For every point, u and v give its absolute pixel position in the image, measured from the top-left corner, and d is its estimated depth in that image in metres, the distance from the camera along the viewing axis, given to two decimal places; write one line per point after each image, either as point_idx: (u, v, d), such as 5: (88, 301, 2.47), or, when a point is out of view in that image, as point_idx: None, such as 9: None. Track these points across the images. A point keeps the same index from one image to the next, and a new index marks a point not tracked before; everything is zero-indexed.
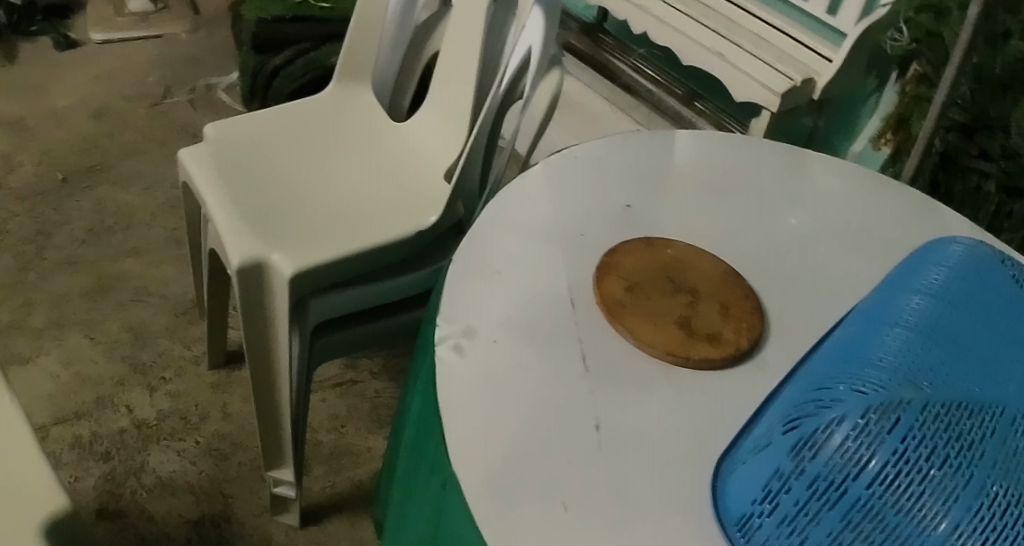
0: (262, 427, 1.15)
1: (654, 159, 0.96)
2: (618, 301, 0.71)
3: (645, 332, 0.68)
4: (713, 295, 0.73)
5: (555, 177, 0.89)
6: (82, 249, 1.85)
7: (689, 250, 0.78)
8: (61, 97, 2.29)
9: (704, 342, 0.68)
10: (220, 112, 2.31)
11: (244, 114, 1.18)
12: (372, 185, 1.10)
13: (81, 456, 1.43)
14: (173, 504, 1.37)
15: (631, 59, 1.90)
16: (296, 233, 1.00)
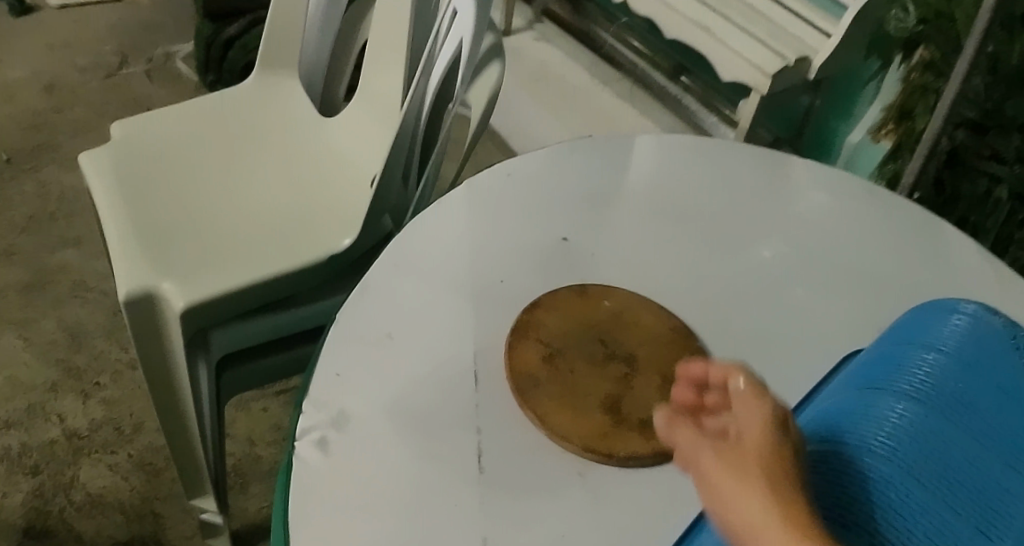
0: (178, 467, 1.03)
1: (603, 178, 0.83)
2: (531, 377, 0.59)
3: (559, 418, 0.56)
4: (653, 367, 0.61)
5: (482, 203, 0.77)
6: (20, 239, 1.66)
7: (632, 301, 0.66)
8: (10, 67, 2.04)
9: (634, 431, 0.56)
10: (177, 83, 2.04)
11: (157, 112, 1.07)
12: (291, 200, 0.98)
13: (8, 469, 1.28)
14: (102, 524, 1.23)
15: (616, 30, 1.72)
16: (194, 259, 0.89)
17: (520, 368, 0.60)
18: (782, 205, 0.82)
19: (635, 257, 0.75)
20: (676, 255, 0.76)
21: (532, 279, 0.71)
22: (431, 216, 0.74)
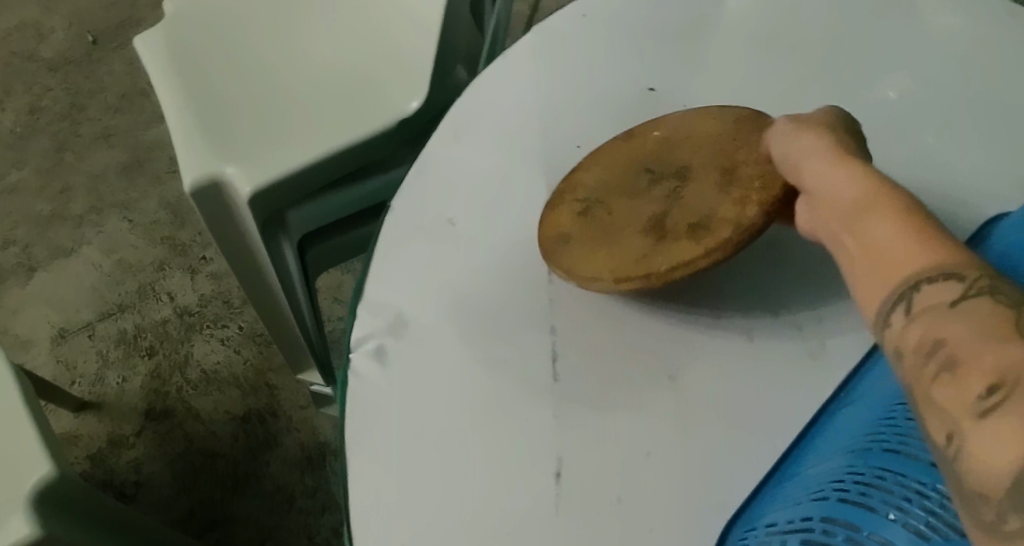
0: (292, 358, 1.07)
1: (695, 9, 0.74)
2: (562, 236, 0.59)
3: (591, 262, 0.57)
4: (710, 164, 0.59)
5: (554, 59, 0.72)
6: (116, 120, 1.66)
7: (683, 122, 0.62)
8: None
9: (682, 237, 0.55)
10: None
11: None
12: (356, 59, 0.90)
13: (127, 353, 1.35)
14: (219, 400, 1.27)
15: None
16: (260, 136, 0.84)
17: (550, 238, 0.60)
18: (906, 29, 0.71)
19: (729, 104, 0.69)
20: (775, 96, 0.69)
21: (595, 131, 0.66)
22: (496, 84, 0.71)
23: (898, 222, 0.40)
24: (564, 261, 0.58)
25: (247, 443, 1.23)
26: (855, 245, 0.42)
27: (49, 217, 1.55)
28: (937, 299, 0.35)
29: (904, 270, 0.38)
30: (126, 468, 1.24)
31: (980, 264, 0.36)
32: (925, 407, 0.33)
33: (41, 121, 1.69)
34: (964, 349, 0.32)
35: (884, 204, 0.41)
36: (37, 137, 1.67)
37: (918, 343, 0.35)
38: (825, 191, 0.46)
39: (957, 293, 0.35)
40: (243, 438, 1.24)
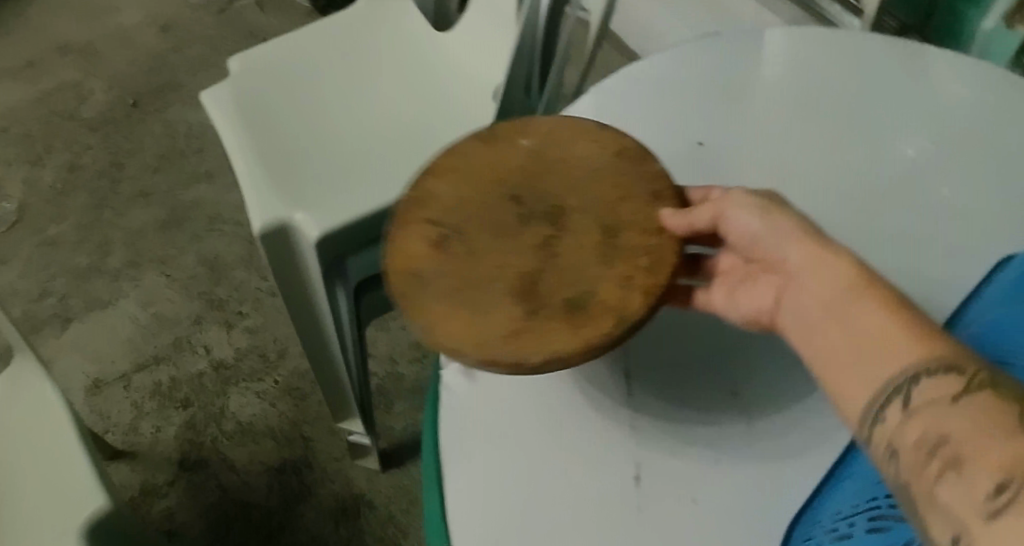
0: (335, 407, 1.10)
1: (738, 70, 0.80)
2: (414, 274, 0.59)
3: (452, 323, 0.56)
4: (590, 221, 0.61)
5: (612, 111, 0.78)
6: (155, 179, 1.72)
7: (576, 145, 0.65)
8: (130, 15, 2.04)
9: (558, 316, 0.56)
10: (288, 12, 1.96)
11: (268, 41, 1.06)
12: (417, 117, 0.97)
13: (162, 404, 1.37)
14: (254, 451, 1.29)
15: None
16: (328, 185, 0.90)
17: (402, 259, 0.60)
18: (932, 89, 0.77)
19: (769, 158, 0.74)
20: (816, 149, 0.75)
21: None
22: None
23: (887, 313, 0.45)
24: (427, 316, 0.56)
25: (282, 495, 1.25)
26: (840, 332, 0.47)
27: (86, 271, 1.59)
28: (938, 394, 0.41)
29: (897, 361, 0.44)
30: (158, 518, 1.25)
31: (971, 357, 0.42)
32: (927, 503, 0.39)
33: (81, 179, 1.75)
34: (970, 445, 0.38)
35: (860, 297, 0.47)
36: (76, 194, 1.72)
37: (922, 438, 0.41)
38: (794, 269, 0.52)
39: (958, 388, 0.41)
40: (278, 489, 1.25)
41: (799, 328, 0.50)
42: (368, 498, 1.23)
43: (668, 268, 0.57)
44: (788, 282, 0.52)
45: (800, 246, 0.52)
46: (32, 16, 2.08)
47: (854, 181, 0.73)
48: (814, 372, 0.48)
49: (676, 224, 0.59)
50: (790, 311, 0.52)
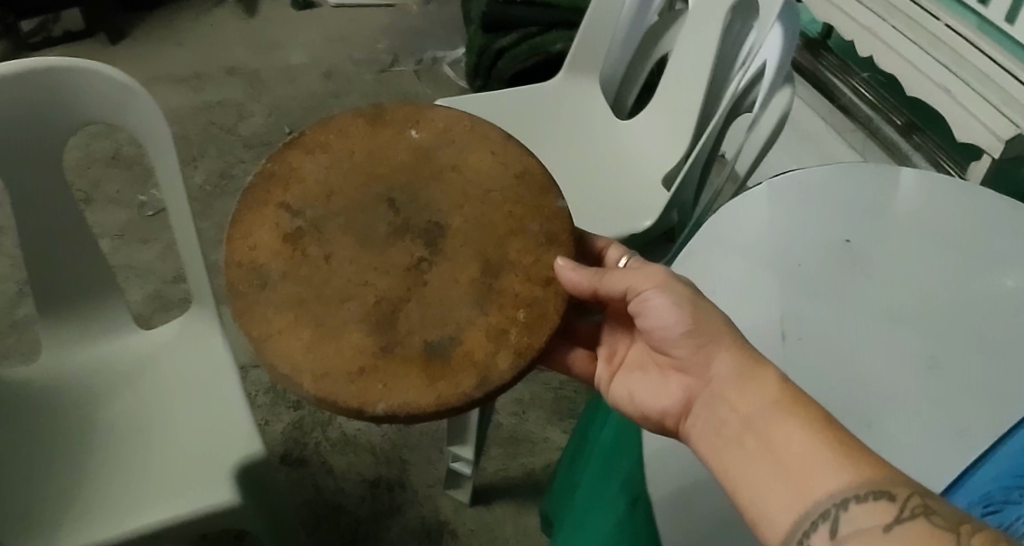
0: (451, 432, 1.22)
1: (880, 189, 0.92)
2: (262, 281, 0.75)
3: (291, 346, 0.72)
4: (473, 259, 0.77)
5: (782, 201, 0.90)
6: None
7: (450, 187, 0.82)
8: (296, 55, 2.25)
9: (400, 366, 0.71)
10: (443, 86, 2.16)
11: (476, 96, 1.30)
12: (601, 183, 1.22)
13: (273, 400, 1.47)
14: (353, 462, 1.38)
15: (853, 82, 1.61)
16: None
17: (245, 253, 0.76)
18: None
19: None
20: (939, 270, 0.85)
21: (333, 116, 0.86)
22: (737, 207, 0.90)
23: (816, 443, 0.65)
24: (263, 327, 0.72)
25: (373, 507, 1.33)
26: (779, 460, 0.67)
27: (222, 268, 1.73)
28: (867, 525, 0.59)
29: (823, 487, 0.63)
30: None
31: (895, 484, 0.60)
32: None
33: (229, 188, 1.91)
34: None
35: (791, 415, 0.68)
36: (223, 200, 1.88)
37: None
38: (728, 395, 0.73)
39: (892, 516, 0.58)
40: (370, 501, 1.33)
41: (721, 446, 0.72)
42: (452, 527, 1.31)
43: (546, 332, 0.74)
44: (717, 405, 0.74)
45: (738, 378, 0.72)
46: (211, 38, 2.30)
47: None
48: (745, 504, 0.68)
49: (569, 280, 0.76)
50: (712, 426, 0.74)
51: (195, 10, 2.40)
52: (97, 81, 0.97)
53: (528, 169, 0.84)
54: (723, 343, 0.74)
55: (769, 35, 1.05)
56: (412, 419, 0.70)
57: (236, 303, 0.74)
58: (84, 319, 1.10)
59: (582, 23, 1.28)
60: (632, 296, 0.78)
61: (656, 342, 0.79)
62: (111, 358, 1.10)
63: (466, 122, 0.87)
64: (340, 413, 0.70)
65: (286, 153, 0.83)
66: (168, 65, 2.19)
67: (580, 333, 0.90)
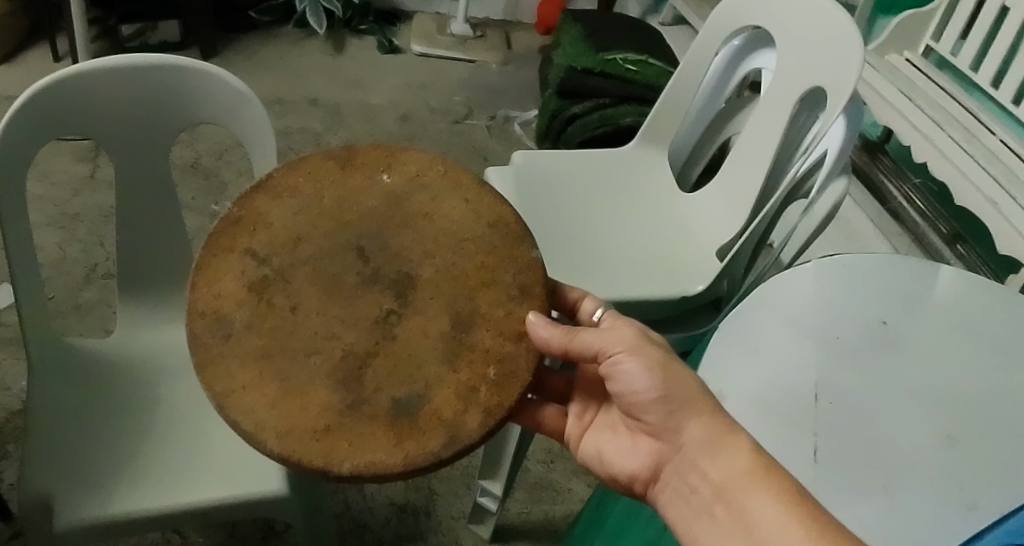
0: (484, 464, 1.27)
1: (918, 282, 0.97)
2: (224, 335, 0.76)
3: (255, 403, 0.73)
4: (444, 312, 0.79)
5: (826, 280, 0.96)
6: None
7: (419, 240, 0.82)
8: (376, 95, 2.37)
9: (365, 422, 0.73)
10: (513, 143, 2.28)
11: (548, 152, 1.39)
12: (655, 251, 1.28)
13: None
14: (384, 484, 1.42)
15: (906, 187, 1.62)
16: (589, 269, 1.21)
17: (209, 302, 0.77)
18: None
19: (794, 379, 0.85)
20: (965, 367, 0.89)
21: (302, 156, 0.85)
22: (785, 279, 0.96)
23: (791, 518, 0.69)
24: (227, 383, 0.74)
25: (397, 529, 1.36)
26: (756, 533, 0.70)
27: None
28: None
29: None
30: None
31: None
32: None
33: None
34: None
35: (764, 486, 0.72)
36: None
37: None
38: (701, 462, 0.77)
39: None
40: (395, 523, 1.37)
41: (691, 514, 0.77)
42: None
43: (515, 390, 0.76)
44: (689, 471, 0.79)
45: (710, 446, 0.76)
46: (296, 68, 2.42)
47: (866, 422, 0.83)
48: None
49: (539, 337, 0.77)
50: (682, 493, 0.79)
51: (285, 39, 2.54)
52: (218, 86, 1.00)
53: (503, 217, 0.84)
54: (696, 411, 0.78)
55: (833, 127, 1.11)
56: (377, 477, 0.71)
57: (199, 355, 0.75)
58: (156, 306, 1.14)
59: (662, 93, 1.37)
60: (603, 358, 0.82)
61: (626, 407, 0.83)
62: (139, 350, 1.11)
63: (440, 166, 0.87)
64: (306, 472, 0.71)
65: (253, 198, 0.83)
66: (254, 85, 2.30)
67: (552, 389, 0.95)
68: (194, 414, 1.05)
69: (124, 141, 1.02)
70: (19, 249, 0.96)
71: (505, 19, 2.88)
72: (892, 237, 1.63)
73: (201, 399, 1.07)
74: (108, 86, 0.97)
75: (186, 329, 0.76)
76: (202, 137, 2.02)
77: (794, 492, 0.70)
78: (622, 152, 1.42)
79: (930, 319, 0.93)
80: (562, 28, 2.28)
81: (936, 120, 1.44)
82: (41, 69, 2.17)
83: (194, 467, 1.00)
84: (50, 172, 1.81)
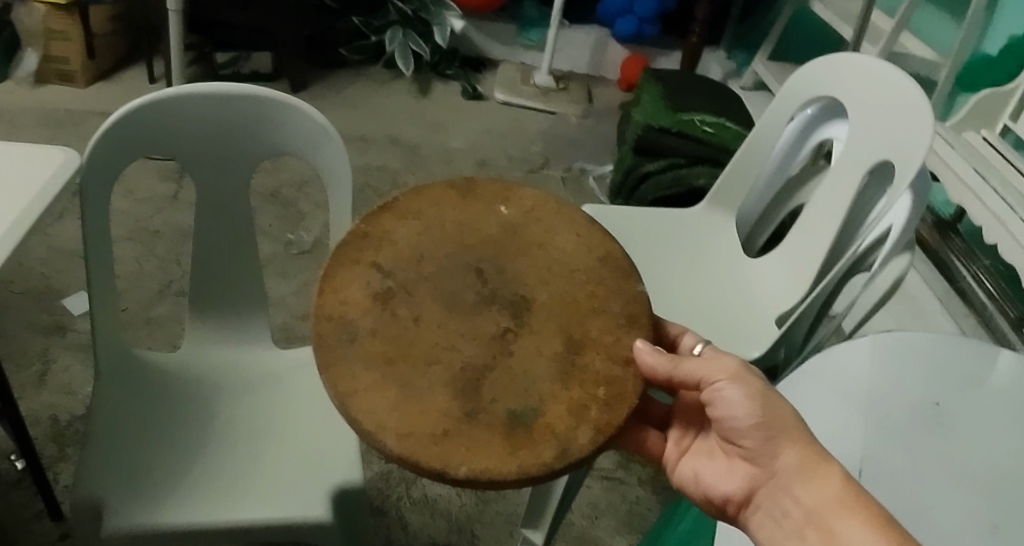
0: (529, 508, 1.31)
1: (979, 363, 0.96)
2: (349, 340, 0.75)
3: (375, 403, 0.71)
4: (557, 335, 0.78)
5: (884, 357, 0.95)
6: None
7: (534, 267, 0.83)
8: (456, 139, 2.42)
9: (479, 428, 0.71)
10: (586, 195, 2.29)
11: (620, 206, 1.40)
12: (723, 313, 1.26)
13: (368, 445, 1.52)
14: (428, 522, 1.41)
15: (975, 268, 1.56)
16: (669, 298, 1.27)
17: (334, 307, 0.77)
18: None
19: (838, 454, 0.88)
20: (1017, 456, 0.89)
21: (424, 184, 0.88)
22: (840, 352, 0.95)
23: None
24: (350, 383, 0.72)
25: None
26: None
27: None
28: None
29: None
30: None
31: None
32: None
33: None
34: None
35: (846, 515, 0.75)
36: None
37: None
38: (792, 488, 0.80)
39: None
40: None
41: (783, 536, 0.80)
42: None
43: (626, 410, 0.74)
44: (782, 494, 0.81)
45: (803, 472, 0.79)
46: (379, 106, 2.50)
47: (909, 505, 0.85)
48: None
49: (644, 362, 0.77)
50: (773, 515, 0.82)
51: (372, 80, 2.63)
52: (301, 120, 1.04)
53: (610, 252, 0.86)
54: (790, 439, 0.80)
55: (898, 201, 1.09)
56: (492, 484, 0.69)
57: (324, 356, 0.74)
58: (244, 314, 1.18)
59: (736, 154, 1.35)
60: (705, 385, 0.84)
61: (725, 431, 0.85)
62: (203, 367, 1.14)
63: (552, 203, 0.89)
64: (422, 475, 0.69)
65: (380, 217, 0.84)
66: (338, 121, 2.38)
67: (653, 414, 0.95)
68: (269, 437, 1.07)
69: (202, 164, 1.06)
70: (97, 259, 1.01)
71: (590, 73, 2.91)
72: (960, 318, 1.54)
73: (296, 407, 1.11)
74: (189, 112, 1.02)
75: (311, 329, 0.76)
76: (285, 168, 2.09)
77: (887, 523, 0.73)
78: (689, 212, 1.41)
79: (986, 404, 0.93)
80: (641, 86, 2.30)
81: (1010, 202, 1.39)
82: (138, 91, 2.30)
83: (276, 487, 1.02)
84: (137, 188, 1.91)
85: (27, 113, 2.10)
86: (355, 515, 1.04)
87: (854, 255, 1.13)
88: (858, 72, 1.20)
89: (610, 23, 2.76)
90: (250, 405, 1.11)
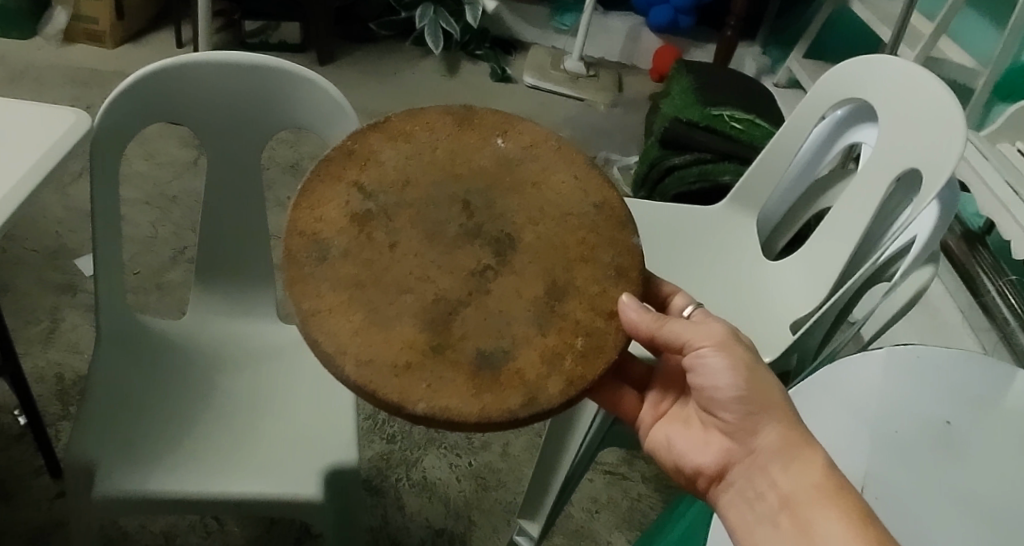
0: (526, 502, 1.31)
1: (993, 384, 0.93)
2: (319, 257, 0.75)
3: (339, 326, 0.72)
4: (540, 278, 0.77)
5: (895, 371, 0.92)
6: None
7: (526, 206, 0.81)
8: None
9: (445, 364, 0.71)
10: None
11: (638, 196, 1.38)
12: (739, 302, 1.26)
13: (371, 428, 1.50)
14: (426, 507, 1.41)
15: (1000, 282, 1.48)
16: (675, 265, 1.29)
17: (309, 224, 0.77)
18: None
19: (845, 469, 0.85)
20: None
21: (422, 107, 0.85)
22: (855, 364, 0.92)
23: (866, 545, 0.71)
24: (314, 302, 0.73)
25: None
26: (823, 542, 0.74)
27: None
28: None
29: None
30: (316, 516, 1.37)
31: None
32: None
33: None
34: None
35: (823, 505, 0.76)
36: None
37: None
38: (772, 470, 0.81)
39: None
40: None
41: (754, 518, 0.81)
42: None
43: (602, 365, 0.74)
44: (758, 476, 0.82)
45: (783, 455, 0.80)
46: (405, 82, 2.48)
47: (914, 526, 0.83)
48: None
49: (630, 318, 0.76)
50: (745, 496, 0.83)
51: (400, 56, 2.60)
52: (317, 93, 1.02)
53: (607, 200, 0.83)
54: (774, 418, 0.81)
55: (924, 212, 1.05)
56: (450, 423, 0.70)
57: (291, 271, 0.74)
58: (248, 285, 1.17)
59: (758, 155, 1.32)
60: (688, 350, 0.83)
61: (704, 402, 0.85)
62: (196, 333, 1.14)
63: (554, 140, 0.85)
64: (380, 406, 0.70)
65: (368, 135, 0.82)
66: (363, 98, 2.36)
67: (632, 374, 0.94)
68: (263, 403, 1.08)
69: (211, 130, 1.05)
70: (105, 204, 1.00)
71: (621, 61, 2.86)
72: (982, 333, 1.52)
73: (290, 367, 1.13)
74: (209, 76, 1.01)
75: (282, 243, 0.75)
76: (306, 141, 2.09)
77: (864, 515, 0.74)
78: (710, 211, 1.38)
79: (998, 426, 0.90)
80: (674, 77, 2.26)
81: None
82: (165, 54, 2.30)
83: (272, 459, 1.02)
84: (156, 151, 1.91)
85: (52, 70, 2.11)
86: (351, 496, 1.03)
87: (873, 265, 1.10)
88: (896, 75, 1.15)
89: (644, 10, 2.71)
90: (247, 373, 1.11)
